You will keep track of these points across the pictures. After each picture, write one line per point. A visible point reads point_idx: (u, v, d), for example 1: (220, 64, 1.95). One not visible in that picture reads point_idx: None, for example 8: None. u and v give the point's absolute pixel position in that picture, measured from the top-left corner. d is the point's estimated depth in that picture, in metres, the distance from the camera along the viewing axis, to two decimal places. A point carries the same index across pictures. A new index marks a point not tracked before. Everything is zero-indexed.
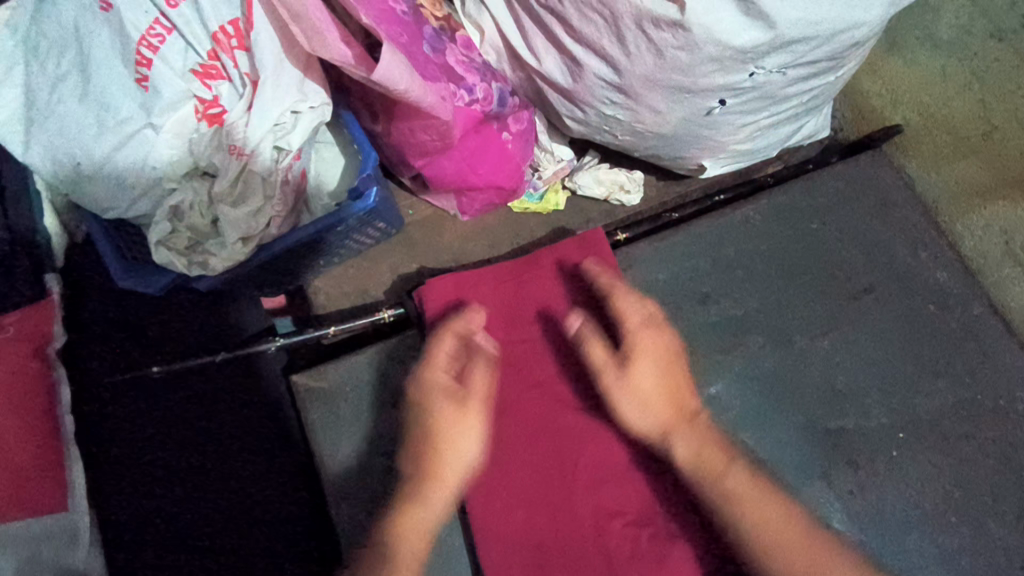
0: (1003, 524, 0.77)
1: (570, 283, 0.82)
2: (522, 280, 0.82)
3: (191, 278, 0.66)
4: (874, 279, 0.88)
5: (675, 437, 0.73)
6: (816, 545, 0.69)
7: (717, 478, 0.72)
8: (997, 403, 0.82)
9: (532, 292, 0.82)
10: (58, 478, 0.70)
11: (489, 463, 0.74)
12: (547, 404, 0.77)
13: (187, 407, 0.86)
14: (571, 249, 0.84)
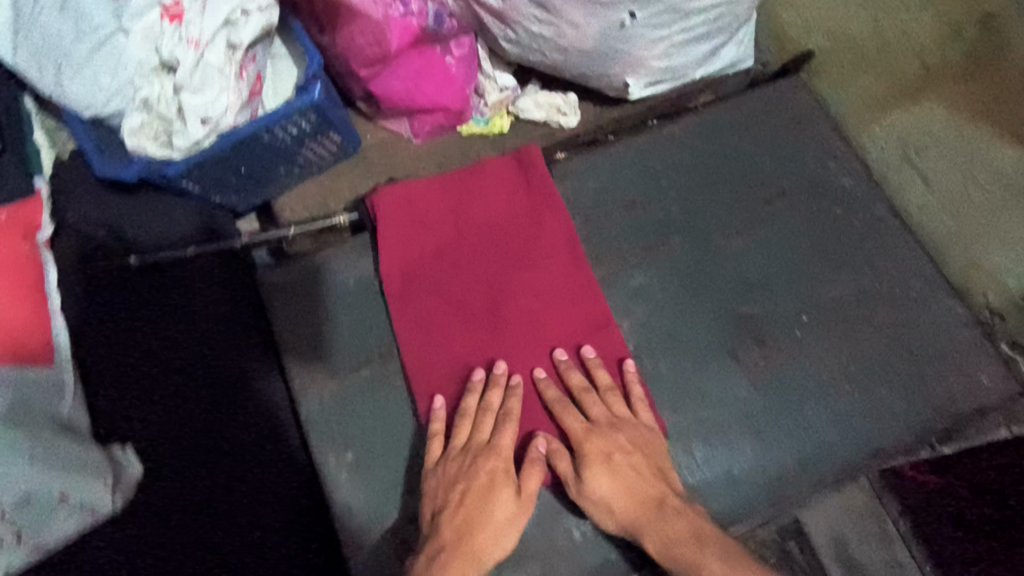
0: (892, 391, 0.86)
1: (504, 183, 0.95)
2: (465, 186, 0.95)
3: (159, 167, 0.74)
4: (785, 186, 0.97)
5: (640, 533, 0.75)
6: None
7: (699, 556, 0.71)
8: (893, 290, 0.91)
9: (472, 198, 0.94)
10: (48, 338, 0.82)
11: (424, 332, 0.87)
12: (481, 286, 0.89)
13: (175, 328, 0.89)
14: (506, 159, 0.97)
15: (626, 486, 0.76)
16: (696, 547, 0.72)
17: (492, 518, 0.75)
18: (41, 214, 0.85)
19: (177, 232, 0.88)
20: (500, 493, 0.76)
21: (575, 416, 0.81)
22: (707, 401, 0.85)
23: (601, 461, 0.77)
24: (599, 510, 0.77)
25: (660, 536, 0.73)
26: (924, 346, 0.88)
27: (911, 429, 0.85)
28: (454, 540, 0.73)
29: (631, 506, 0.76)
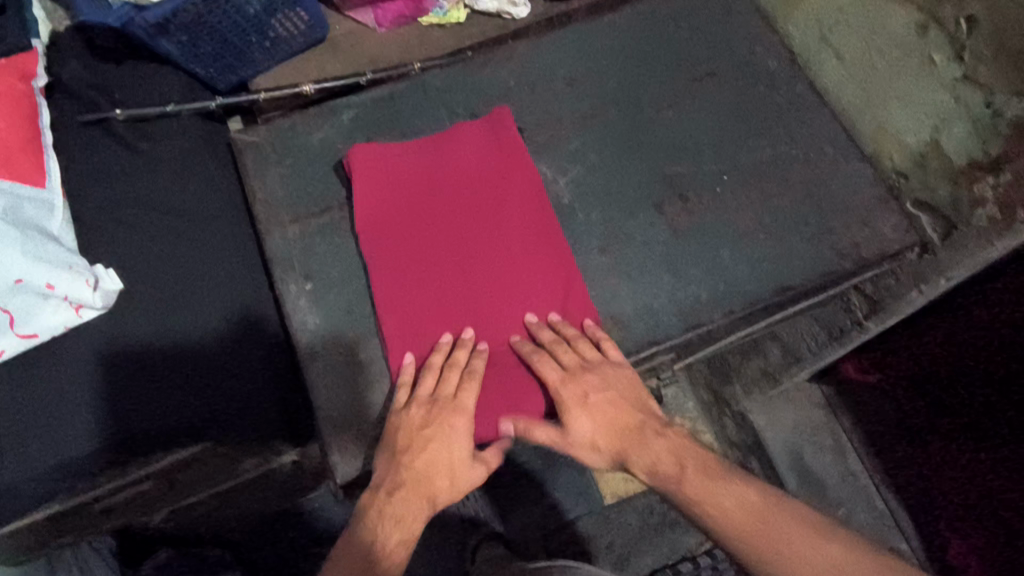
0: (802, 240, 0.94)
1: (481, 148, 0.96)
2: (443, 153, 0.96)
3: (143, 17, 0.87)
4: (716, 67, 1.06)
5: (624, 460, 0.79)
6: (789, 516, 0.70)
7: (690, 485, 0.74)
8: (808, 156, 1.00)
9: (448, 166, 0.95)
10: (38, 161, 0.84)
11: (403, 292, 0.88)
12: (455, 252, 0.90)
13: (156, 232, 0.91)
14: (483, 127, 0.97)
15: (605, 419, 0.80)
16: (677, 464, 0.76)
17: (446, 466, 0.78)
18: (36, 66, 0.89)
19: (159, 95, 0.98)
20: (455, 442, 0.78)
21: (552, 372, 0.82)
22: (633, 244, 0.94)
23: (579, 405, 0.80)
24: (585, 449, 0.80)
25: (642, 455, 0.78)
26: (832, 202, 0.97)
27: (818, 271, 0.93)
28: (412, 479, 0.76)
29: (608, 437, 0.80)
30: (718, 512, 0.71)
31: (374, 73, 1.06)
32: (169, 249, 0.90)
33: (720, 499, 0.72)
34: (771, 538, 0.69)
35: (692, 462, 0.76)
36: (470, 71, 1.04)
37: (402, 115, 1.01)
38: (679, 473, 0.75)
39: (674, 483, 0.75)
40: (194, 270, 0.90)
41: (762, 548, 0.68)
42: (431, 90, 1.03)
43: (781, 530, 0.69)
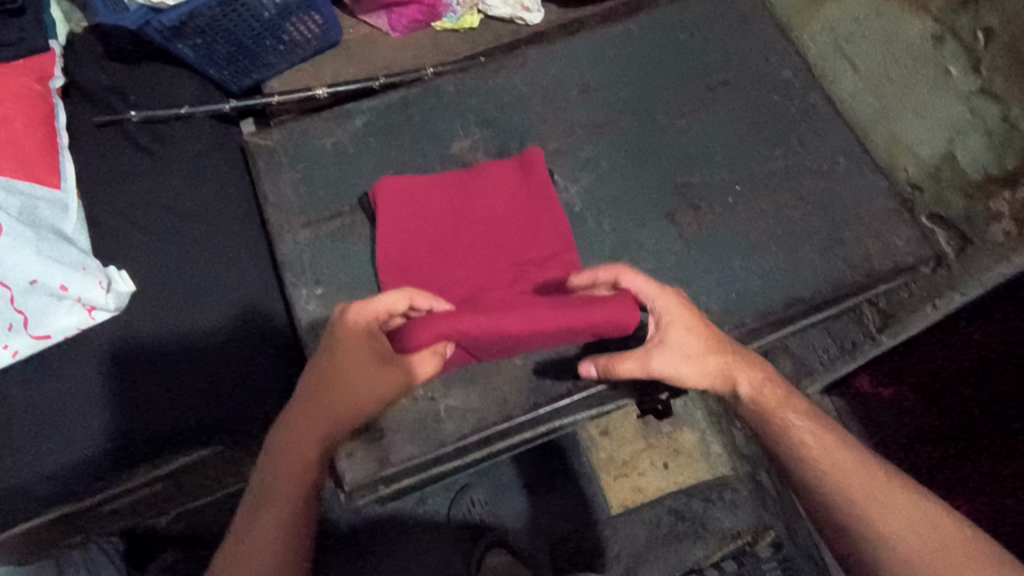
0: (815, 251, 0.94)
1: (509, 183, 0.94)
2: (470, 189, 0.94)
3: (157, 18, 0.85)
4: (729, 76, 1.05)
5: (775, 416, 0.74)
6: (883, 478, 0.70)
7: (828, 454, 0.71)
8: (822, 167, 0.99)
9: (470, 199, 0.94)
10: (54, 162, 0.84)
11: None
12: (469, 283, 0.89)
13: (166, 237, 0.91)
14: (512, 164, 0.96)
15: (691, 352, 0.73)
16: (779, 403, 0.75)
17: (350, 386, 0.69)
18: (53, 67, 0.90)
19: (174, 98, 0.98)
20: (365, 369, 0.69)
21: (627, 360, 0.72)
22: (644, 252, 0.94)
23: (685, 349, 0.73)
24: (689, 371, 0.73)
25: (752, 379, 0.75)
26: (846, 213, 0.96)
27: (830, 283, 0.92)
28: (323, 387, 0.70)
29: (706, 348, 0.74)
30: (794, 439, 0.73)
31: (386, 78, 1.06)
32: (178, 258, 0.90)
33: (816, 438, 0.72)
34: (864, 489, 0.69)
35: (823, 429, 0.73)
36: (484, 77, 1.04)
37: (415, 121, 1.01)
38: (777, 416, 0.74)
39: (815, 459, 0.71)
40: (204, 281, 0.90)
41: (863, 517, 0.68)
42: (444, 95, 1.03)
43: (884, 492, 0.69)
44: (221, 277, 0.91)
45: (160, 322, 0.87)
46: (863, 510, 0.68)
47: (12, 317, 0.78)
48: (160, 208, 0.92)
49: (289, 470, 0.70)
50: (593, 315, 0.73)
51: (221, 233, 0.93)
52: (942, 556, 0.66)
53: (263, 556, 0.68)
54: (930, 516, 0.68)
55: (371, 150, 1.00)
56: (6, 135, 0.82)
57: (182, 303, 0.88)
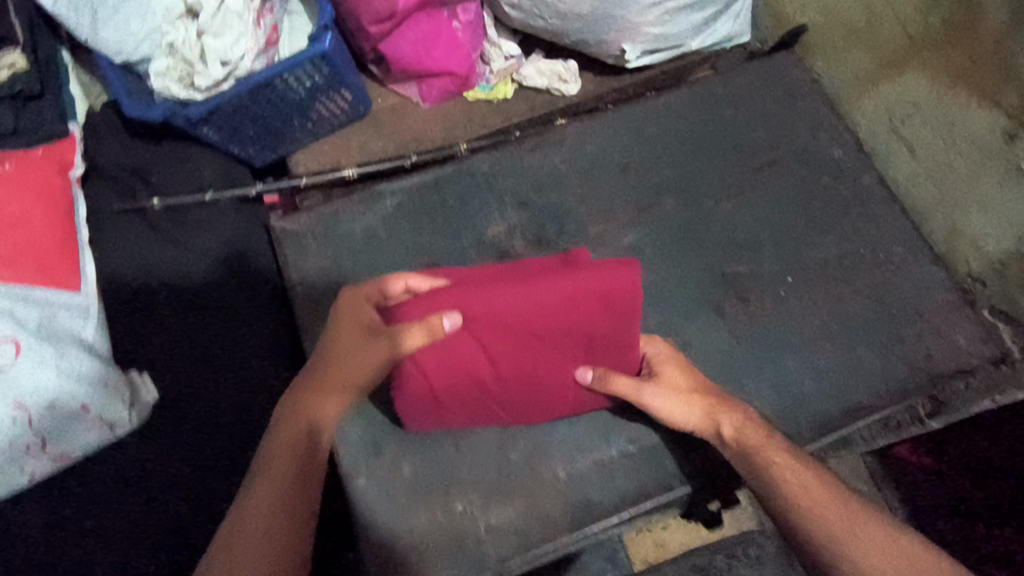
0: (871, 350, 0.89)
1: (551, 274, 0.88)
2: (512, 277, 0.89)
3: (183, 109, 0.80)
4: (776, 155, 1.00)
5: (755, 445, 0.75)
6: (844, 505, 0.69)
7: (778, 468, 0.72)
8: (877, 255, 0.94)
9: None
10: (74, 264, 0.82)
11: None
12: None
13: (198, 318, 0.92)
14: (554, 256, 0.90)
15: (673, 387, 0.80)
16: (764, 435, 0.76)
17: (341, 358, 0.76)
18: (74, 155, 0.86)
19: (197, 179, 0.93)
20: (356, 337, 0.76)
21: (624, 377, 0.80)
22: (691, 350, 0.89)
23: (672, 371, 0.81)
24: (681, 407, 0.78)
25: (734, 418, 0.77)
26: (903, 308, 0.91)
27: (888, 385, 0.88)
28: (322, 372, 0.76)
29: (693, 396, 0.79)
30: (766, 463, 0.73)
31: (419, 155, 1.02)
32: (208, 357, 0.92)
33: (795, 465, 0.72)
34: (830, 515, 0.68)
35: (777, 447, 0.74)
36: (520, 156, 0.99)
37: (449, 204, 0.97)
38: (752, 446, 0.75)
39: (768, 463, 0.73)
40: (231, 382, 0.92)
41: (824, 537, 0.67)
42: (479, 176, 0.98)
43: (834, 516, 0.68)
44: (250, 378, 0.92)
45: (188, 421, 0.91)
46: (822, 524, 0.68)
47: (30, 441, 0.77)
48: (187, 304, 0.92)
49: (288, 444, 0.74)
50: (577, 279, 0.79)
51: (252, 331, 0.93)
52: (897, 574, 0.64)
53: (260, 524, 0.67)
54: (878, 540, 0.66)
55: (402, 235, 0.95)
56: (26, 238, 0.79)
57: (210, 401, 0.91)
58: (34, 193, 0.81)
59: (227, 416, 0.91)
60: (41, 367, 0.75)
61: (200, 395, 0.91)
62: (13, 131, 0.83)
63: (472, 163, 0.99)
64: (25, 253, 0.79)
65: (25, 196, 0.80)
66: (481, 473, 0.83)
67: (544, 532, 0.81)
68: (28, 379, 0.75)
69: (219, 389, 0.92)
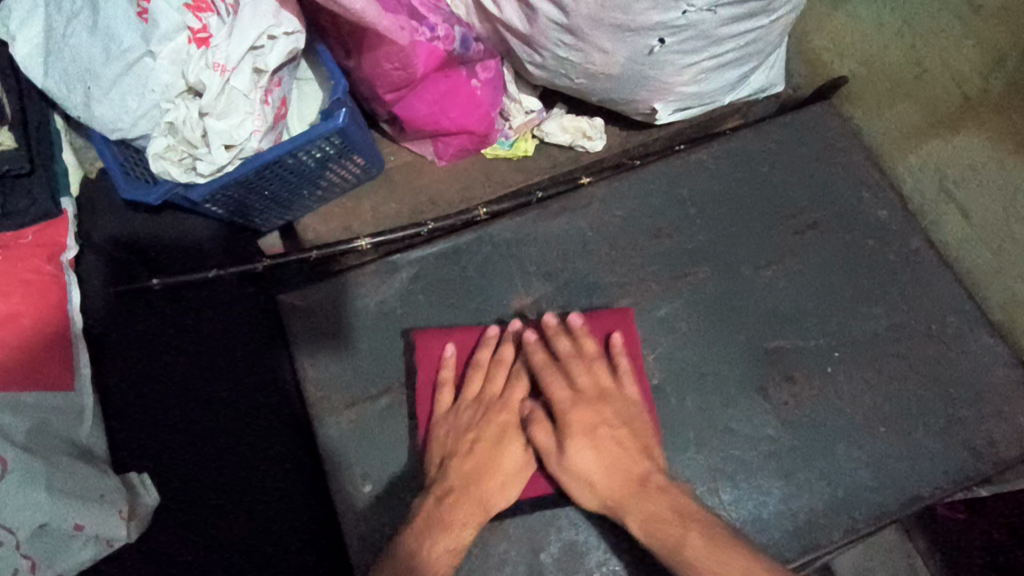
0: (929, 434, 0.83)
1: None
2: None
3: (184, 191, 0.75)
4: (817, 216, 0.94)
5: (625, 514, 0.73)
6: None
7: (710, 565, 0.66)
8: (929, 327, 0.88)
9: None
10: (66, 360, 0.75)
11: None
12: None
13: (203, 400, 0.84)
14: None
15: (610, 458, 0.75)
16: (683, 527, 0.70)
17: (501, 466, 0.77)
18: (67, 235, 0.80)
19: (202, 255, 0.89)
20: (512, 439, 0.78)
21: (547, 432, 0.77)
22: (734, 436, 0.83)
23: (583, 432, 0.76)
24: (577, 482, 0.75)
25: (640, 514, 0.72)
26: (960, 385, 0.85)
27: (949, 474, 0.81)
28: (460, 484, 0.75)
29: (615, 470, 0.75)
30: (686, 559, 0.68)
31: (437, 224, 0.95)
32: (219, 440, 0.84)
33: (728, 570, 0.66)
34: None
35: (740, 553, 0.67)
36: (544, 221, 0.93)
37: (470, 275, 0.90)
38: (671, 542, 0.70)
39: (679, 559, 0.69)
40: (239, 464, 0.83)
41: None
42: (500, 244, 0.92)
43: None
44: (264, 460, 0.84)
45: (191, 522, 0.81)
46: None
47: (18, 565, 0.66)
48: (188, 390, 0.84)
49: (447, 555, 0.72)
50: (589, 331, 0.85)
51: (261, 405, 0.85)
52: None
53: None
54: None
55: (421, 310, 0.88)
56: (19, 337, 0.73)
57: (219, 488, 0.82)
58: (22, 290, 0.75)
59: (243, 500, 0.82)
60: (28, 485, 0.66)
61: (209, 483, 0.82)
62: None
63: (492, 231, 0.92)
64: (12, 355, 0.71)
65: (12, 296, 0.74)
66: None
67: None
68: (12, 498, 0.66)
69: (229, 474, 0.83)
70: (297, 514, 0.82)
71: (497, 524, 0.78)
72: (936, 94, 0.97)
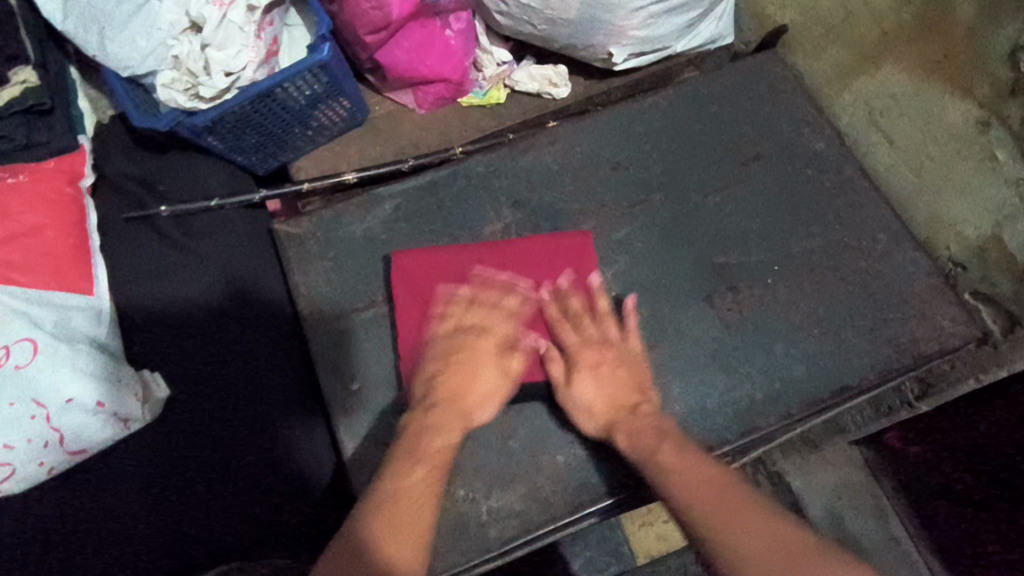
0: (859, 334, 0.92)
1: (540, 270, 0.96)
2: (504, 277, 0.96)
3: (189, 117, 0.84)
4: (762, 149, 1.02)
5: (617, 429, 0.83)
6: (751, 511, 0.70)
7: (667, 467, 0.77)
8: (861, 243, 0.97)
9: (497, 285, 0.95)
10: (87, 269, 0.87)
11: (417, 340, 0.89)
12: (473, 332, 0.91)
13: (199, 313, 0.93)
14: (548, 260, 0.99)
15: (608, 394, 0.85)
16: (658, 440, 0.80)
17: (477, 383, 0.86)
18: (84, 166, 0.91)
19: (201, 186, 0.98)
20: (478, 346, 0.88)
21: (561, 366, 0.87)
22: (683, 339, 0.92)
23: (587, 368, 0.87)
24: (581, 411, 0.85)
25: (636, 430, 0.82)
26: (888, 294, 0.94)
27: (874, 367, 0.91)
28: (445, 401, 0.84)
29: (607, 406, 0.85)
30: (661, 467, 0.77)
31: (416, 160, 1.04)
32: (217, 352, 0.92)
33: (687, 470, 0.76)
34: (711, 516, 0.70)
35: (695, 463, 0.76)
36: (513, 156, 1.01)
37: (447, 206, 0.99)
38: (648, 451, 0.79)
39: (652, 460, 0.78)
40: (242, 378, 0.92)
41: (715, 539, 0.68)
42: (474, 177, 1.00)
43: (717, 508, 0.71)
44: (266, 377, 0.92)
45: (196, 426, 0.89)
46: (709, 523, 0.70)
47: (49, 435, 0.79)
48: (191, 307, 0.93)
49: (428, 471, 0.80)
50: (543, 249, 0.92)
51: (261, 330, 0.94)
52: (769, 562, 0.65)
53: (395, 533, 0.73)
54: (752, 526, 0.68)
55: (402, 237, 0.97)
56: (41, 245, 0.83)
57: (222, 400, 0.91)
58: (49, 207, 0.85)
59: (243, 410, 0.91)
60: (55, 365, 0.79)
61: (207, 388, 0.91)
62: (24, 145, 0.86)
63: (467, 165, 1.01)
64: (43, 260, 0.83)
65: (42, 211, 0.84)
66: (482, 462, 0.86)
67: (546, 515, 0.84)
68: (43, 377, 0.78)
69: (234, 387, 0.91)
70: (292, 428, 0.91)
71: (472, 416, 0.88)
72: (867, 39, 1.07)
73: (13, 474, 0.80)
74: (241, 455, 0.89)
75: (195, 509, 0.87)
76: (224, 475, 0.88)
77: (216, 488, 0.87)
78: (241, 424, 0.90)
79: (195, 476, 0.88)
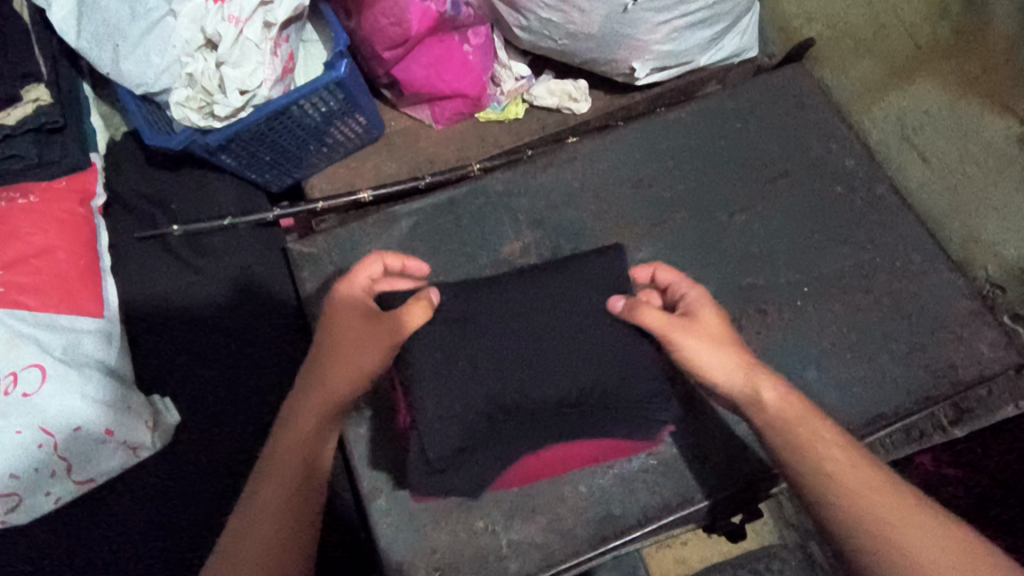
0: (892, 359, 0.89)
1: None
2: None
3: (203, 136, 0.82)
4: (788, 165, 0.98)
5: (758, 386, 0.71)
6: (904, 501, 0.62)
7: (811, 452, 0.66)
8: (894, 264, 0.93)
9: None
10: (96, 291, 0.85)
11: None
12: None
13: (215, 331, 0.93)
14: None
15: (728, 347, 0.73)
16: (785, 411, 0.69)
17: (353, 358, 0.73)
18: (96, 185, 0.89)
19: (215, 206, 0.96)
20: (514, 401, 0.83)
21: (657, 316, 0.73)
22: None
23: (709, 330, 0.74)
24: (705, 366, 0.72)
25: (774, 387, 0.71)
26: (923, 318, 0.91)
27: (910, 395, 0.88)
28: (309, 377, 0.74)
29: (741, 368, 0.72)
30: (813, 457, 0.65)
31: (432, 177, 1.02)
32: (232, 369, 0.92)
33: (830, 453, 0.65)
34: (884, 521, 0.61)
35: (820, 436, 0.67)
36: (532, 173, 0.98)
37: (464, 223, 0.96)
38: (801, 442, 0.67)
39: (799, 443, 0.67)
40: (254, 395, 0.92)
41: (901, 540, 0.60)
42: (493, 195, 0.97)
43: (894, 512, 0.61)
44: (279, 388, 0.92)
45: (210, 442, 0.90)
46: (886, 530, 0.60)
47: (57, 465, 0.80)
48: (205, 322, 0.93)
49: (356, 341, 0.73)
50: None
51: (276, 352, 0.93)
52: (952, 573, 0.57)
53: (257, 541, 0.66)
54: (928, 529, 0.60)
55: (418, 256, 0.94)
56: (51, 269, 0.82)
57: (236, 419, 0.91)
58: (60, 227, 0.84)
59: (260, 426, 0.91)
60: (63, 395, 0.78)
61: (220, 406, 0.91)
62: (37, 164, 0.85)
63: (487, 182, 0.98)
64: (52, 281, 0.81)
65: (53, 231, 0.83)
66: (502, 491, 0.83)
67: (568, 549, 0.81)
68: (51, 408, 0.77)
69: (246, 405, 0.91)
70: None
71: None
72: None
73: (21, 504, 0.81)
74: (253, 472, 0.89)
75: (221, 520, 0.87)
76: (241, 485, 0.89)
77: (234, 501, 0.88)
78: (254, 445, 0.90)
79: (213, 491, 0.88)
